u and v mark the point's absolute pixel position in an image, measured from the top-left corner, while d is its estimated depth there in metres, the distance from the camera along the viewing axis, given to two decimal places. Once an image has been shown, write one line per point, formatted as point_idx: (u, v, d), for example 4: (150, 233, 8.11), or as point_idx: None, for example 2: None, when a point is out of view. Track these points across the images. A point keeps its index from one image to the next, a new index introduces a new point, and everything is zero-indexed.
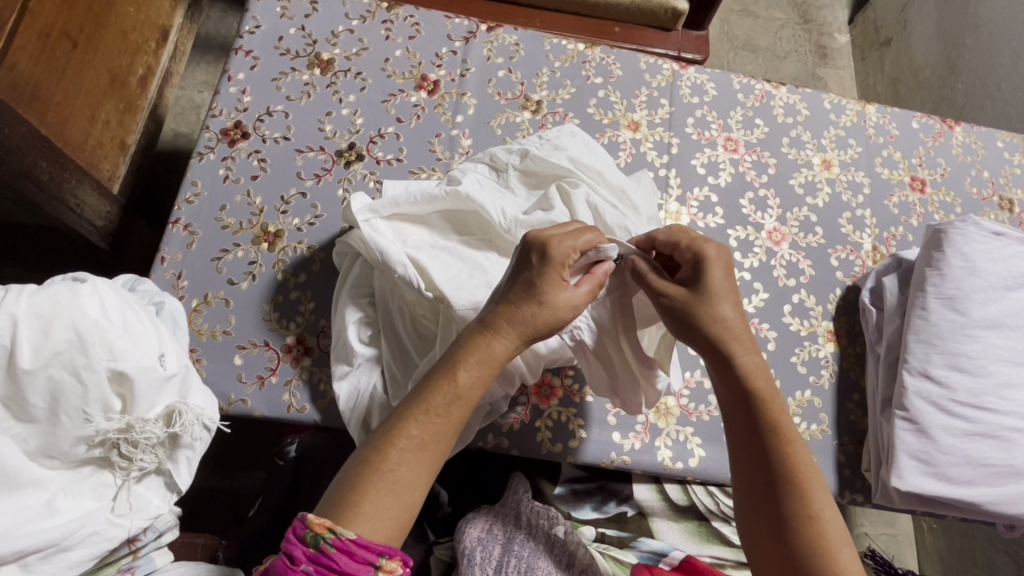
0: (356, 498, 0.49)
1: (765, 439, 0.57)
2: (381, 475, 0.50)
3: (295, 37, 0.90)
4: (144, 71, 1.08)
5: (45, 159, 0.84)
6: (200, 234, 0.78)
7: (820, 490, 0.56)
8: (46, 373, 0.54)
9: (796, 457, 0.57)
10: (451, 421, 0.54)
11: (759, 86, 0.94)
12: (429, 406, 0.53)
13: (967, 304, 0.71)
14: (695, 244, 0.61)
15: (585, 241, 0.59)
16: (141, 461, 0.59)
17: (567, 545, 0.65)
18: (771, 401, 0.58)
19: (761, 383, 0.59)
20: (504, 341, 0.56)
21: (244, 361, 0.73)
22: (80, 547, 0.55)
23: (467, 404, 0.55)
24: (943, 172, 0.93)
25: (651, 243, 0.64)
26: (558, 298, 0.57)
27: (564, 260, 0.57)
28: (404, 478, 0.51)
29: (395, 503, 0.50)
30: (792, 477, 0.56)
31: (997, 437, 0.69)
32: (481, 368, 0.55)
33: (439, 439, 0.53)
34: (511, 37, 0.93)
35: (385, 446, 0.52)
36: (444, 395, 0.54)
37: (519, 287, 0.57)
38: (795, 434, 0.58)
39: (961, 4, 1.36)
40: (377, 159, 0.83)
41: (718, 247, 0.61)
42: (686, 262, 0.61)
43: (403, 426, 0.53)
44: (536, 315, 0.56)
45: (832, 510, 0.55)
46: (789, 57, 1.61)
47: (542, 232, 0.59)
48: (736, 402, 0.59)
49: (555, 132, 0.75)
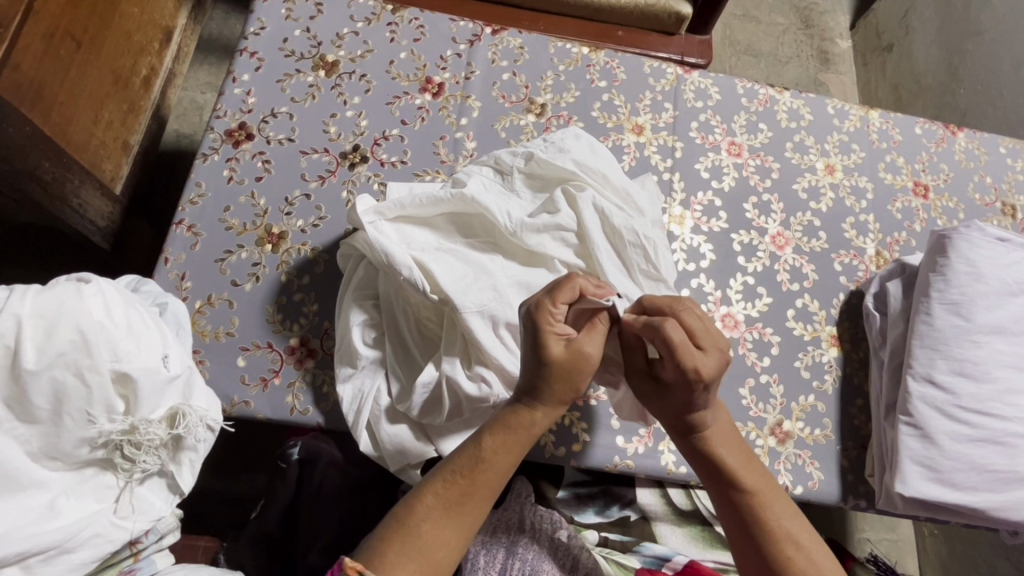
0: (382, 548, 0.53)
1: (733, 498, 0.59)
2: (405, 532, 0.53)
3: (300, 39, 0.90)
4: (148, 72, 1.08)
5: (49, 159, 0.84)
6: (204, 235, 0.78)
7: (798, 530, 0.57)
8: (50, 374, 0.54)
9: (764, 507, 0.58)
10: (478, 485, 0.56)
11: (763, 91, 0.94)
12: (454, 468, 0.56)
13: (971, 310, 0.71)
14: (683, 360, 0.56)
15: (567, 298, 0.58)
16: (144, 463, 0.59)
17: (570, 549, 0.65)
18: (731, 461, 0.60)
19: (721, 444, 0.60)
20: (531, 410, 0.58)
21: (247, 362, 0.73)
22: (82, 549, 0.55)
23: (495, 471, 0.57)
24: (946, 177, 0.93)
25: (652, 333, 0.57)
26: (561, 355, 0.57)
27: (551, 319, 0.57)
28: (428, 535, 0.54)
29: (418, 559, 0.52)
30: (765, 527, 0.57)
31: (1002, 443, 0.69)
32: (507, 436, 0.57)
33: (466, 501, 0.55)
34: (516, 40, 0.93)
35: (412, 504, 0.55)
36: (468, 458, 0.57)
37: (529, 358, 0.58)
38: (764, 487, 0.59)
39: (962, 11, 1.36)
40: (381, 161, 0.83)
41: (705, 362, 0.56)
42: (674, 371, 0.57)
43: (430, 484, 0.56)
44: (552, 380, 0.57)
45: (814, 550, 0.56)
46: (791, 61, 1.61)
47: (533, 297, 0.59)
48: (701, 468, 0.61)
49: (559, 135, 0.75)
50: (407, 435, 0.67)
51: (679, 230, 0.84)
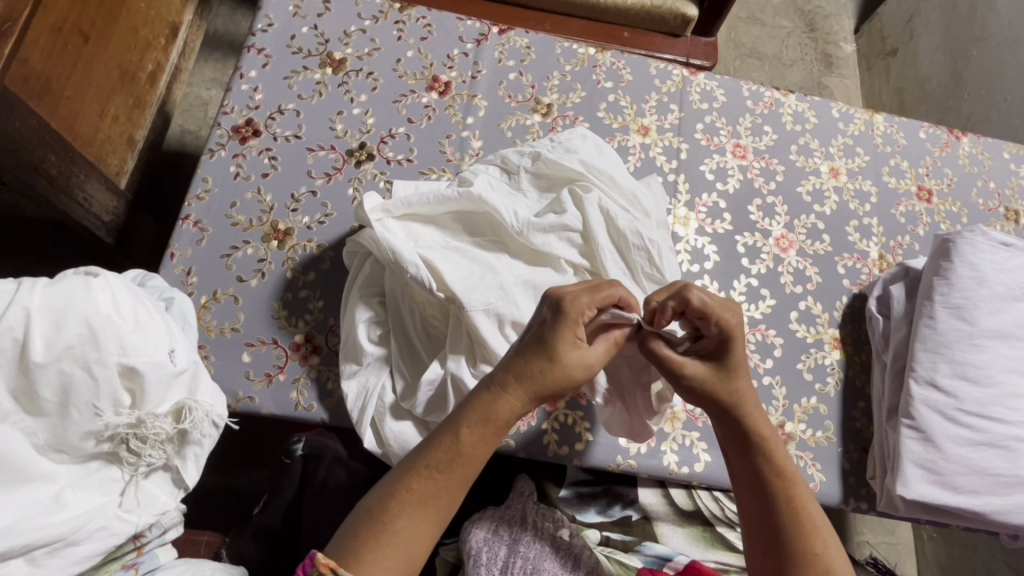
0: (356, 545, 0.52)
1: (771, 487, 0.58)
2: (379, 528, 0.52)
3: (307, 36, 0.90)
4: (154, 67, 1.08)
5: (55, 153, 0.85)
6: (210, 231, 0.78)
7: (824, 526, 0.56)
8: (58, 366, 0.54)
9: (798, 500, 0.57)
10: (453, 479, 0.55)
11: (768, 94, 0.94)
12: (430, 462, 0.55)
13: (974, 314, 0.72)
14: (720, 315, 0.59)
15: (602, 300, 0.59)
16: (150, 457, 0.59)
17: (572, 548, 0.65)
18: (772, 449, 0.59)
19: (764, 432, 0.60)
20: (508, 399, 0.57)
21: (252, 358, 0.73)
22: (87, 542, 0.55)
23: (469, 463, 0.56)
24: (950, 182, 0.93)
25: (681, 305, 0.60)
26: (569, 354, 0.57)
27: (579, 318, 0.58)
28: (403, 531, 0.53)
29: (393, 555, 0.52)
30: (798, 520, 0.56)
31: (1002, 446, 0.69)
32: (481, 427, 0.57)
33: (441, 496, 0.55)
34: (523, 40, 0.93)
35: (386, 502, 0.54)
36: (445, 452, 0.56)
37: (531, 345, 0.58)
38: (798, 480, 0.58)
39: (967, 16, 1.37)
40: (388, 159, 0.84)
41: (737, 316, 0.60)
42: (711, 336, 0.60)
43: (406, 480, 0.55)
44: (545, 372, 0.57)
45: (838, 547, 0.56)
46: (794, 64, 1.61)
47: (560, 288, 0.60)
48: (737, 454, 0.60)
49: (566, 135, 0.75)
50: (411, 433, 0.67)
51: (683, 231, 0.84)
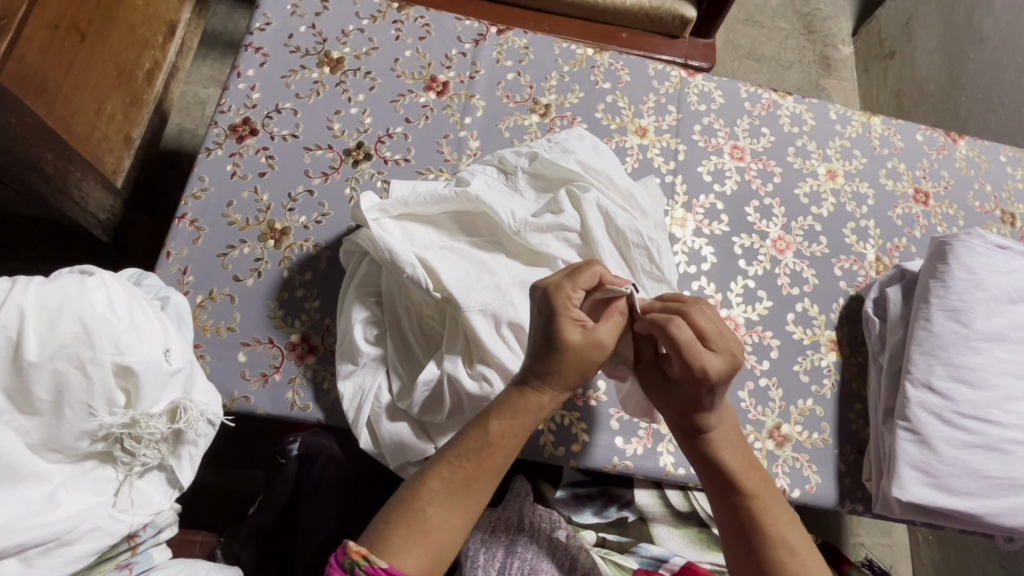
0: (388, 532, 0.52)
1: (734, 503, 0.58)
2: (412, 516, 0.52)
3: (305, 35, 0.90)
4: (151, 65, 1.07)
5: (52, 151, 0.84)
6: (205, 230, 0.78)
7: (794, 537, 0.56)
8: (52, 365, 0.54)
9: (765, 513, 0.57)
10: (482, 470, 0.55)
11: (766, 95, 0.95)
12: (461, 451, 0.55)
13: (970, 317, 0.72)
14: (689, 360, 0.55)
15: (584, 283, 0.58)
16: (144, 456, 0.59)
17: (569, 549, 0.64)
18: (735, 465, 0.59)
19: (726, 448, 0.59)
20: (539, 394, 0.57)
21: (248, 358, 0.73)
22: (80, 542, 0.55)
23: (502, 455, 0.56)
24: (946, 184, 0.93)
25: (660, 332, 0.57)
26: (575, 336, 0.56)
27: (567, 305, 0.57)
28: (434, 518, 0.53)
29: (424, 543, 0.51)
30: (765, 533, 0.56)
31: (999, 449, 0.69)
32: (514, 418, 0.56)
33: (472, 484, 0.55)
34: (521, 40, 0.93)
35: (417, 489, 0.54)
36: (475, 441, 0.56)
37: (540, 338, 0.57)
38: (764, 492, 0.58)
39: (965, 18, 1.37)
40: (385, 159, 0.83)
41: (712, 367, 0.55)
42: (681, 371, 0.57)
43: (437, 468, 0.55)
44: (560, 362, 0.56)
45: (809, 557, 0.55)
46: (793, 66, 1.62)
47: (547, 279, 0.59)
48: (702, 469, 0.60)
49: (563, 135, 0.75)
50: (407, 434, 0.67)
51: (681, 232, 0.84)
